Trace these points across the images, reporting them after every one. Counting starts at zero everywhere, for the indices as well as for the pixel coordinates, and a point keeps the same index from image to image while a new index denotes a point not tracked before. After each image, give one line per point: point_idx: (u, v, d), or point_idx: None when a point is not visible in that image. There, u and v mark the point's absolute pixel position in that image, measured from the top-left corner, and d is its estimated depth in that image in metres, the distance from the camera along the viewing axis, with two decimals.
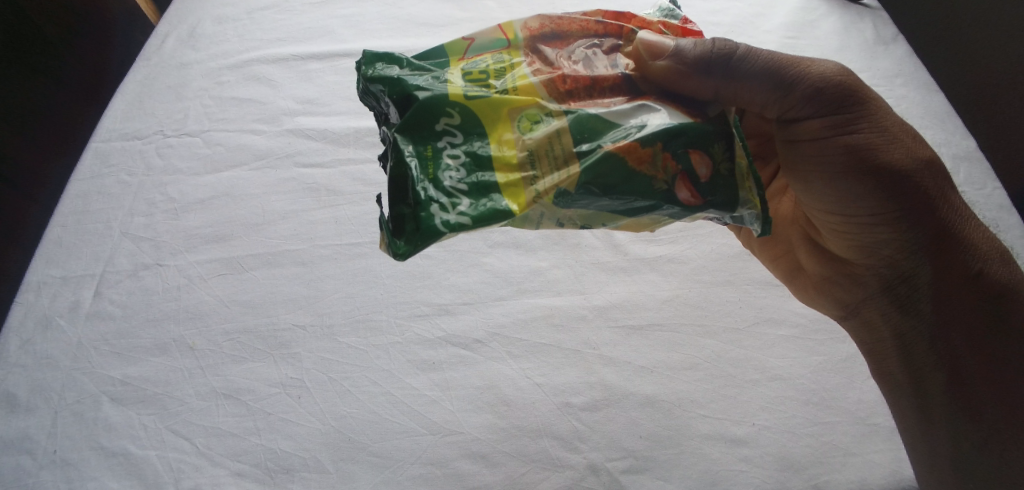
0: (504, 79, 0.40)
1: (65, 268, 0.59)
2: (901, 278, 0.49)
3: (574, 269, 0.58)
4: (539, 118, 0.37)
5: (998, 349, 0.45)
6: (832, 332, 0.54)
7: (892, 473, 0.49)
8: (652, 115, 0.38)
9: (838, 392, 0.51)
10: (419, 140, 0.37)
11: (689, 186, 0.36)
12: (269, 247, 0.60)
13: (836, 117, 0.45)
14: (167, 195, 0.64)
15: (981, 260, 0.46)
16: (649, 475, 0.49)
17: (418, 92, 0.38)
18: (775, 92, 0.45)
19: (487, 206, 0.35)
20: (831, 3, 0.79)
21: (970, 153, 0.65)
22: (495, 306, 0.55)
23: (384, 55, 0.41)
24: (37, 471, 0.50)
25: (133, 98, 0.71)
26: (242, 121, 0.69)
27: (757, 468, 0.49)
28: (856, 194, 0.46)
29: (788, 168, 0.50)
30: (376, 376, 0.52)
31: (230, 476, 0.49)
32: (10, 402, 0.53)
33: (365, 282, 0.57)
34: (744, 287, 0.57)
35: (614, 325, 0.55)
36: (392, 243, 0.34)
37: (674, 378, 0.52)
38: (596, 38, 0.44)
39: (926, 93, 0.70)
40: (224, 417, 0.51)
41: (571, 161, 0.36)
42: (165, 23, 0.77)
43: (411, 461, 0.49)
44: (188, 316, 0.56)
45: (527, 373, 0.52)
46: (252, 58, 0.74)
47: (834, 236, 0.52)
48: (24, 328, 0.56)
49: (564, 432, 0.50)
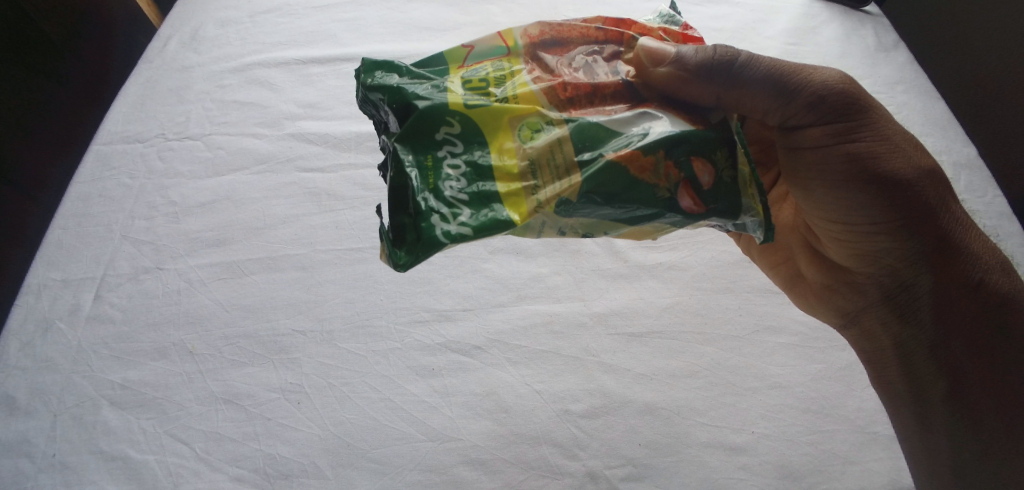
0: (504, 86, 0.40)
1: (65, 271, 0.59)
2: (901, 287, 0.49)
3: (575, 276, 0.58)
4: (539, 126, 0.38)
5: (997, 356, 0.45)
6: (832, 340, 0.55)
7: (892, 481, 0.49)
8: (654, 122, 0.38)
9: (838, 401, 0.51)
10: (419, 149, 0.37)
11: (691, 193, 0.36)
12: (269, 252, 0.60)
13: (838, 125, 0.45)
14: (168, 198, 0.64)
15: (981, 270, 0.46)
16: (648, 482, 0.49)
17: (418, 102, 0.38)
18: (777, 100, 0.45)
19: (488, 216, 0.35)
20: (832, 9, 0.79)
21: (970, 161, 0.65)
22: (495, 312, 0.55)
23: (384, 64, 0.42)
24: (36, 475, 0.50)
25: (134, 101, 0.71)
26: (244, 125, 0.69)
27: (756, 476, 0.49)
28: (859, 202, 0.46)
29: (789, 175, 0.50)
30: (375, 382, 0.52)
31: (230, 481, 0.49)
32: (10, 405, 0.53)
33: (365, 287, 0.57)
34: (744, 294, 0.57)
35: (614, 332, 0.55)
36: (393, 254, 0.35)
37: (674, 385, 0.52)
38: (597, 45, 0.44)
39: (926, 100, 0.70)
40: (223, 422, 0.51)
41: (573, 170, 0.36)
42: (168, 27, 0.78)
43: (411, 467, 0.49)
44: (187, 320, 0.56)
45: (526, 379, 0.52)
46: (253, 61, 0.74)
47: (834, 244, 0.52)
48: (24, 331, 0.56)
49: (563, 439, 0.50)
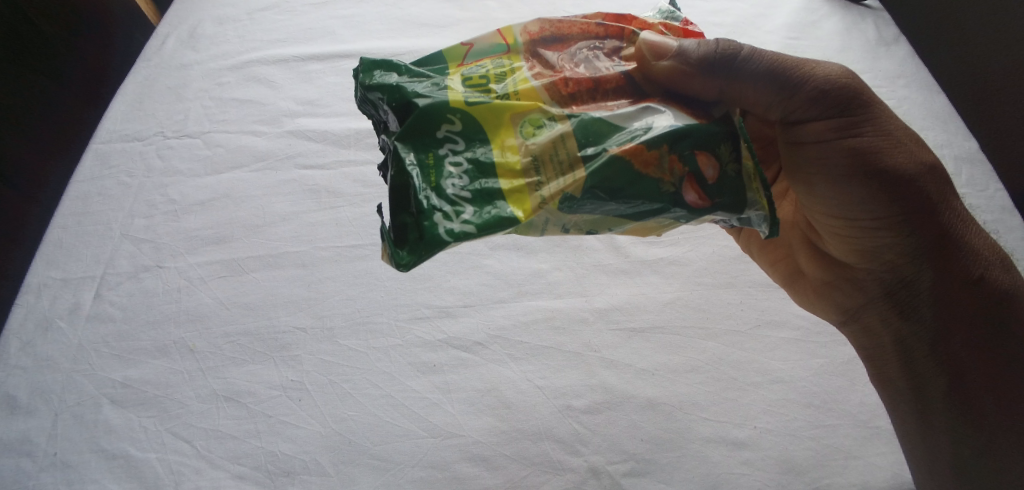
0: (505, 83, 0.40)
1: (65, 270, 0.59)
2: (902, 284, 0.49)
3: (576, 271, 0.57)
4: (541, 122, 0.37)
5: (998, 352, 0.45)
6: (834, 335, 0.55)
7: (892, 475, 0.49)
8: (657, 117, 0.38)
9: (840, 395, 0.52)
10: (420, 147, 0.36)
11: (696, 187, 0.36)
12: (270, 249, 0.59)
13: (841, 119, 0.44)
14: (167, 196, 0.64)
15: (982, 266, 0.46)
16: (649, 478, 0.49)
17: (418, 100, 0.38)
18: (780, 94, 0.45)
19: (492, 213, 0.34)
20: (832, 3, 0.78)
21: (972, 155, 0.65)
22: (496, 309, 0.55)
23: (383, 63, 0.41)
24: (38, 474, 0.50)
25: (133, 99, 0.71)
26: (243, 122, 0.69)
27: (758, 471, 0.49)
28: (860, 197, 0.46)
29: (790, 171, 0.50)
30: (376, 379, 0.52)
31: (231, 479, 0.49)
32: (10, 404, 0.53)
33: (365, 284, 0.57)
34: (745, 289, 0.57)
35: (615, 327, 0.54)
36: (395, 254, 0.34)
37: (675, 381, 0.52)
38: (597, 41, 0.44)
39: (927, 94, 0.70)
40: (224, 419, 0.51)
41: (577, 165, 0.36)
42: (166, 24, 0.77)
43: (411, 464, 0.49)
44: (188, 318, 0.56)
45: (527, 375, 0.52)
46: (252, 59, 0.73)
47: (834, 240, 0.52)
48: (24, 330, 0.56)
49: (565, 435, 0.50)
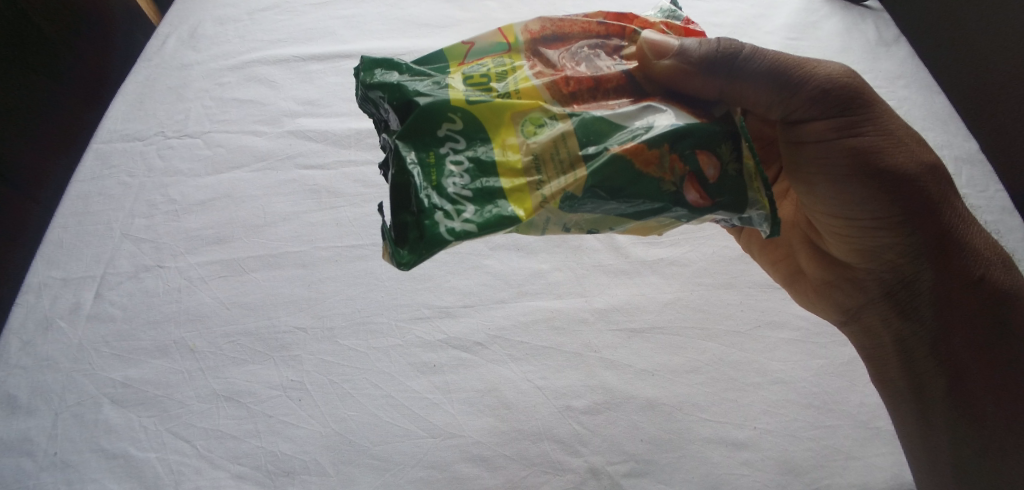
0: (505, 82, 0.40)
1: (65, 270, 0.59)
2: (902, 283, 0.49)
3: (576, 271, 0.57)
4: (542, 121, 0.37)
5: (998, 352, 0.45)
6: (834, 335, 0.55)
7: (892, 476, 0.49)
8: (658, 116, 0.37)
9: (840, 395, 0.52)
10: (421, 146, 0.36)
11: (697, 187, 0.36)
12: (270, 249, 0.60)
13: (842, 119, 0.44)
14: (168, 196, 0.64)
15: (982, 266, 0.46)
16: (649, 479, 0.49)
17: (419, 99, 0.38)
18: (780, 93, 0.45)
19: (493, 212, 0.34)
20: (833, 3, 0.78)
21: (972, 155, 0.65)
22: (496, 309, 0.55)
23: (383, 62, 0.42)
24: (38, 473, 0.50)
25: (133, 99, 0.71)
26: (243, 122, 0.69)
27: (758, 472, 0.49)
28: (860, 197, 0.46)
29: (790, 171, 0.50)
30: (376, 379, 0.52)
31: (231, 479, 0.49)
32: (10, 404, 0.53)
33: (365, 284, 0.57)
34: (745, 289, 0.57)
35: (615, 328, 0.54)
36: (396, 253, 0.34)
37: (675, 381, 0.52)
38: (598, 40, 0.44)
39: (927, 94, 0.70)
40: (224, 419, 0.51)
41: (577, 164, 0.36)
42: (166, 24, 0.77)
43: (411, 464, 0.49)
44: (188, 318, 0.56)
45: (527, 375, 0.52)
46: (252, 59, 0.73)
47: (835, 239, 0.52)
48: (24, 329, 0.56)
49: (565, 435, 0.50)
